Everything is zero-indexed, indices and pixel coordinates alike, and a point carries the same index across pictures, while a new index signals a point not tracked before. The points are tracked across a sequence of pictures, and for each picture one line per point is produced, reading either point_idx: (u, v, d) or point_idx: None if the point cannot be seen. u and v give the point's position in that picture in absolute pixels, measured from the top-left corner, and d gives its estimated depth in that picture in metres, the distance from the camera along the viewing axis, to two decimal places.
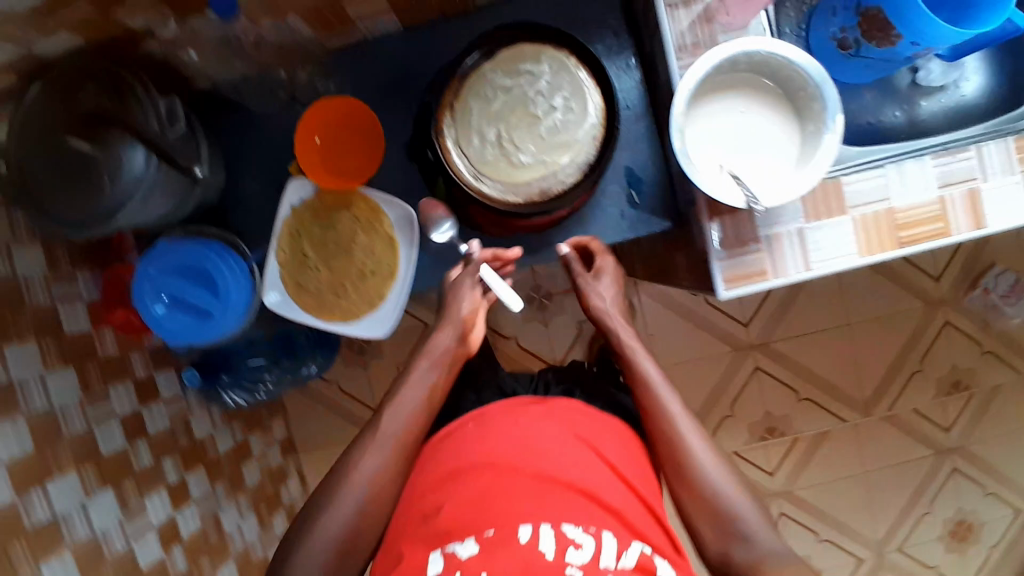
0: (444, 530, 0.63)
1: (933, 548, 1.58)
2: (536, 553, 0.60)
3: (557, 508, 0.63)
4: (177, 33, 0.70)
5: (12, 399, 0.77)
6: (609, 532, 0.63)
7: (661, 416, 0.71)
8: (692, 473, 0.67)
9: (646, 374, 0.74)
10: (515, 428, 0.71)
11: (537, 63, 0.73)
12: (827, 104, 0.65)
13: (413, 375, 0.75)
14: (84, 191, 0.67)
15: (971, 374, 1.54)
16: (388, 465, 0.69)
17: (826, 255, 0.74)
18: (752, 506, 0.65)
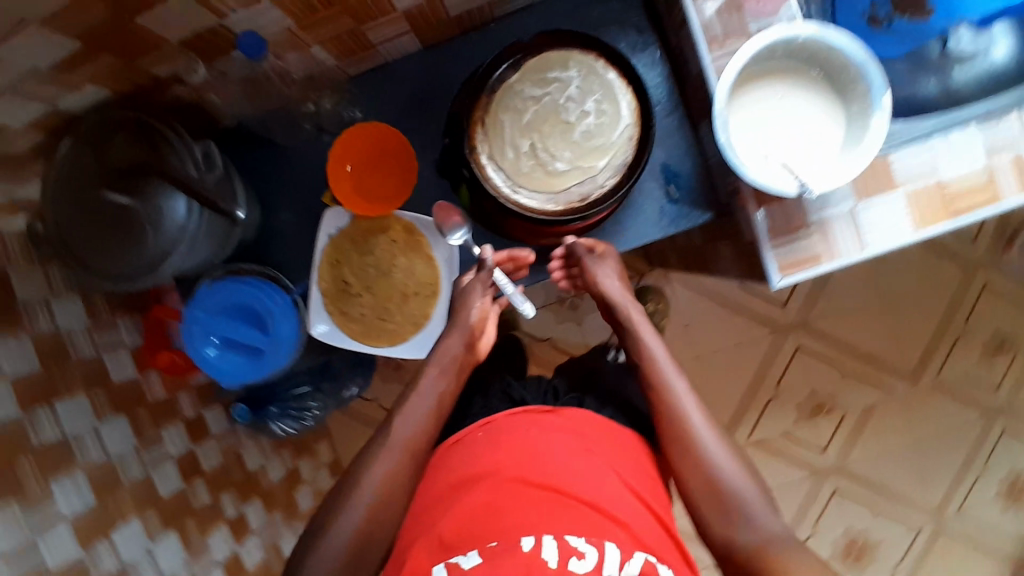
0: (449, 540, 0.63)
1: (990, 511, 1.54)
2: (539, 560, 0.61)
3: (560, 519, 0.64)
4: (203, 76, 0.71)
5: (69, 454, 0.77)
6: (613, 542, 0.63)
7: (671, 399, 0.73)
8: (700, 458, 0.70)
9: (658, 360, 0.76)
10: (526, 436, 0.71)
11: (565, 69, 0.72)
12: (872, 83, 0.64)
13: (422, 383, 0.75)
14: (129, 245, 0.68)
15: (1016, 332, 1.50)
16: (404, 465, 0.70)
17: (880, 234, 0.73)
18: (757, 490, 0.69)
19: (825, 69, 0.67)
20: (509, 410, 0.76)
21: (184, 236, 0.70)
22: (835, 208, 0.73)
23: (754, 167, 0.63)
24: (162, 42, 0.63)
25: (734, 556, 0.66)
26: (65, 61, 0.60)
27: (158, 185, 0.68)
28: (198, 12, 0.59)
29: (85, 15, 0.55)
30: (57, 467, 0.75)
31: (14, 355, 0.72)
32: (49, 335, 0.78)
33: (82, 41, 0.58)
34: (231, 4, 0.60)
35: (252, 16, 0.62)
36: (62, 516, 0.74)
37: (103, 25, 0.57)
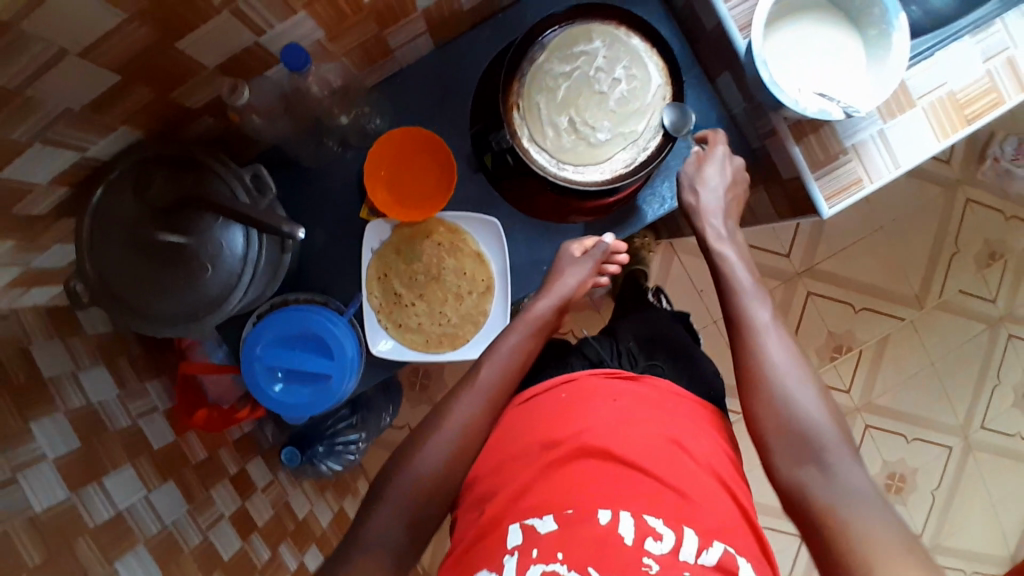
0: (527, 501, 0.60)
1: (1012, 417, 1.53)
2: (615, 537, 0.56)
3: (640, 496, 0.60)
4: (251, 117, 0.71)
5: (124, 527, 0.70)
6: (692, 528, 0.58)
7: (748, 328, 0.71)
8: (771, 388, 0.66)
9: (736, 287, 0.74)
10: (611, 407, 0.68)
11: (590, 41, 0.74)
12: (886, 6, 0.67)
13: (510, 340, 0.75)
14: (189, 285, 0.67)
15: (1003, 242, 1.50)
16: (479, 417, 0.68)
17: (909, 150, 0.77)
18: (836, 431, 0.63)
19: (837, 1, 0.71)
20: (599, 374, 0.72)
21: (247, 265, 0.68)
22: (867, 131, 0.76)
23: (804, 101, 0.68)
24: (199, 68, 0.62)
25: (803, 501, 0.61)
26: (98, 99, 0.58)
27: (211, 218, 0.67)
28: (239, 30, 0.59)
29: (126, 42, 0.54)
30: (117, 544, 0.68)
31: (51, 433, 0.66)
32: (81, 409, 0.71)
33: (123, 72, 0.57)
34: (270, 19, 0.60)
35: (287, 30, 0.63)
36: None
37: (142, 53, 0.56)
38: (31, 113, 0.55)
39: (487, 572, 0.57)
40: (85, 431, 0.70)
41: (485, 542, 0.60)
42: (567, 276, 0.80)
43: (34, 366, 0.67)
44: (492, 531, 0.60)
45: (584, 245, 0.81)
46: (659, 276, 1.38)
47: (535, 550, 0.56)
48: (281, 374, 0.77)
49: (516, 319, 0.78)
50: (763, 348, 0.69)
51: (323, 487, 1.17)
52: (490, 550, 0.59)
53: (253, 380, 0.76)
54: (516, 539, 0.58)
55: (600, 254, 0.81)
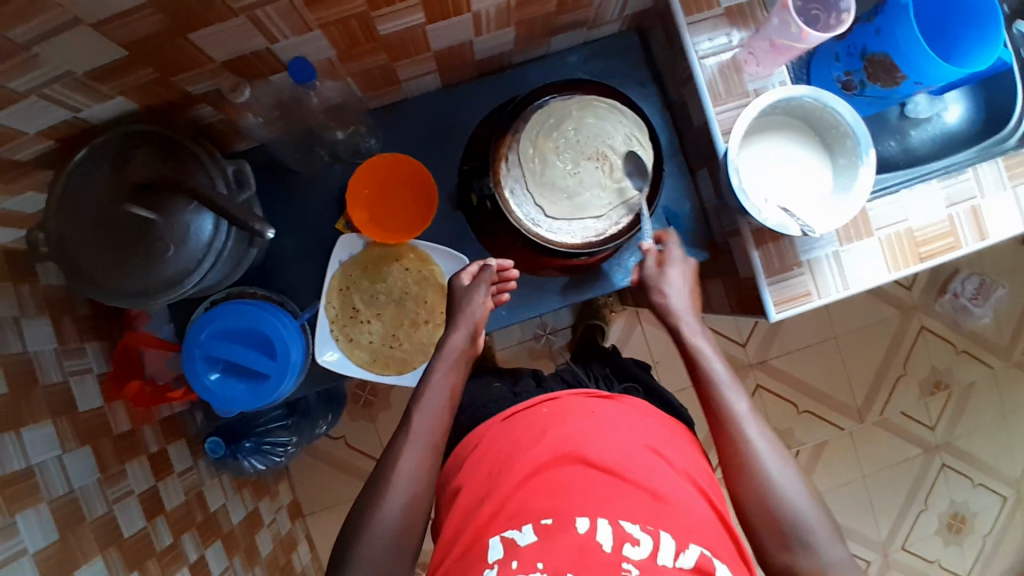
0: (506, 514, 0.62)
1: (932, 543, 1.57)
2: (593, 544, 0.58)
3: (616, 503, 0.61)
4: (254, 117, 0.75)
5: (29, 485, 0.68)
6: (669, 531, 0.59)
7: (727, 414, 0.72)
8: (755, 478, 0.67)
9: (711, 373, 0.74)
10: (588, 419, 0.69)
11: (584, 114, 0.80)
12: (859, 141, 0.74)
13: (433, 378, 0.74)
14: (148, 261, 0.68)
15: (949, 373, 1.56)
16: (426, 463, 0.69)
17: (859, 275, 0.81)
18: (818, 515, 0.65)
19: (814, 127, 0.77)
20: (579, 393, 0.73)
21: (209, 253, 0.69)
22: (821, 250, 0.81)
23: (766, 212, 0.73)
24: (207, 61, 0.65)
25: None
26: (102, 69, 0.60)
27: (184, 202, 0.68)
28: (252, 36, 0.62)
29: (142, 23, 0.56)
30: (21, 500, 0.66)
31: None
32: (16, 356, 0.71)
33: (131, 50, 0.59)
34: (285, 31, 0.63)
35: (299, 44, 0.67)
36: (23, 549, 0.64)
37: (155, 36, 0.58)
38: (33, 68, 0.56)
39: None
40: (14, 378, 0.70)
41: (466, 559, 0.61)
42: (472, 304, 0.79)
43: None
44: (475, 545, 0.62)
45: (477, 275, 0.79)
46: (619, 340, 1.41)
47: (517, 561, 0.58)
48: (220, 365, 0.77)
49: (436, 357, 0.77)
50: (746, 438, 0.70)
51: (243, 483, 1.14)
52: (472, 563, 0.60)
53: (190, 365, 0.77)
54: (497, 553, 0.59)
55: (490, 277, 0.80)
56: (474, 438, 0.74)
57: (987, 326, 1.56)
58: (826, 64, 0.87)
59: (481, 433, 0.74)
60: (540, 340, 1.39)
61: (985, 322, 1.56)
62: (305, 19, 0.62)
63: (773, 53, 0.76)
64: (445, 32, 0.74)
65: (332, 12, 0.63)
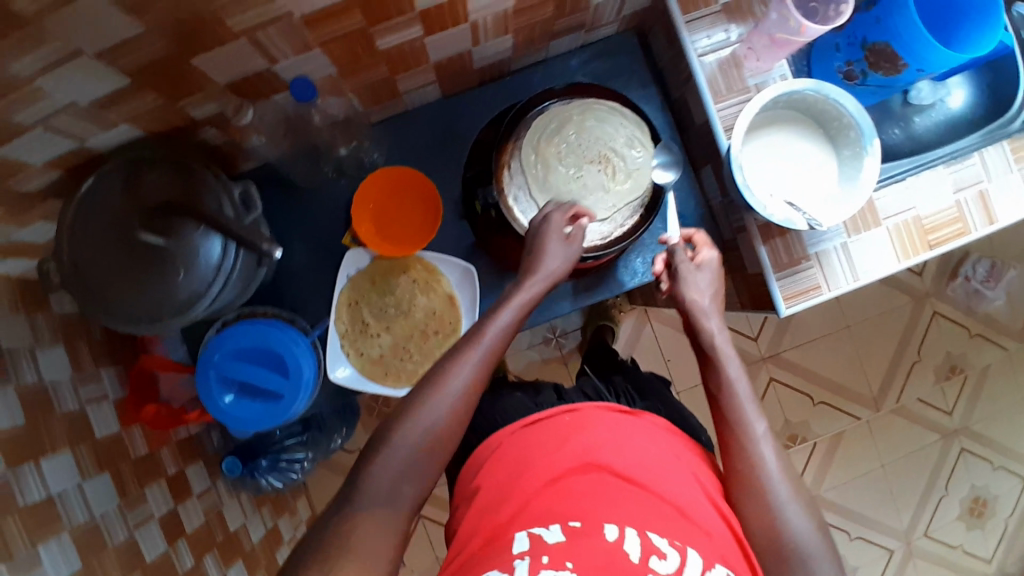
0: (529, 514, 0.61)
1: (955, 529, 1.55)
2: (621, 554, 0.56)
3: (644, 516, 0.60)
4: (253, 130, 0.75)
5: (51, 513, 0.69)
6: (697, 550, 0.58)
7: (742, 431, 0.68)
8: (764, 498, 0.64)
9: (728, 385, 0.70)
10: (613, 428, 0.70)
11: (585, 117, 0.79)
12: (862, 132, 0.73)
13: (493, 323, 0.65)
14: (160, 287, 0.68)
15: (964, 357, 1.54)
16: (441, 426, 0.60)
17: (869, 265, 0.81)
18: (822, 547, 0.61)
19: (817, 119, 0.77)
20: (602, 406, 0.73)
21: (219, 274, 0.70)
22: (829, 242, 0.80)
23: (771, 208, 0.73)
24: (209, 84, 0.65)
25: None
26: (105, 98, 0.61)
27: (192, 226, 0.69)
28: (253, 57, 0.63)
29: (144, 51, 0.56)
30: (43, 529, 0.67)
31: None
32: (33, 386, 0.71)
33: (134, 77, 0.60)
34: (286, 51, 0.64)
35: (300, 63, 0.67)
36: None
37: (157, 62, 0.59)
38: (37, 101, 0.56)
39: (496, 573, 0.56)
40: (31, 408, 0.70)
41: (485, 553, 0.60)
42: (552, 250, 0.70)
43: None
44: (498, 540, 0.60)
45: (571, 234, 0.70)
46: (629, 338, 1.41)
47: (546, 556, 0.56)
48: (234, 387, 0.77)
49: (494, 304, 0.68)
50: (758, 456, 0.66)
51: (261, 500, 1.15)
52: (493, 557, 0.58)
53: (204, 388, 0.77)
54: (523, 545, 0.58)
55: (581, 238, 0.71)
56: (494, 445, 0.72)
57: (1001, 309, 1.55)
58: (827, 57, 0.87)
59: (502, 441, 0.73)
60: (550, 343, 1.40)
61: (998, 304, 1.54)
62: (305, 38, 0.63)
63: (774, 48, 0.76)
64: (445, 43, 0.74)
65: (332, 31, 0.63)
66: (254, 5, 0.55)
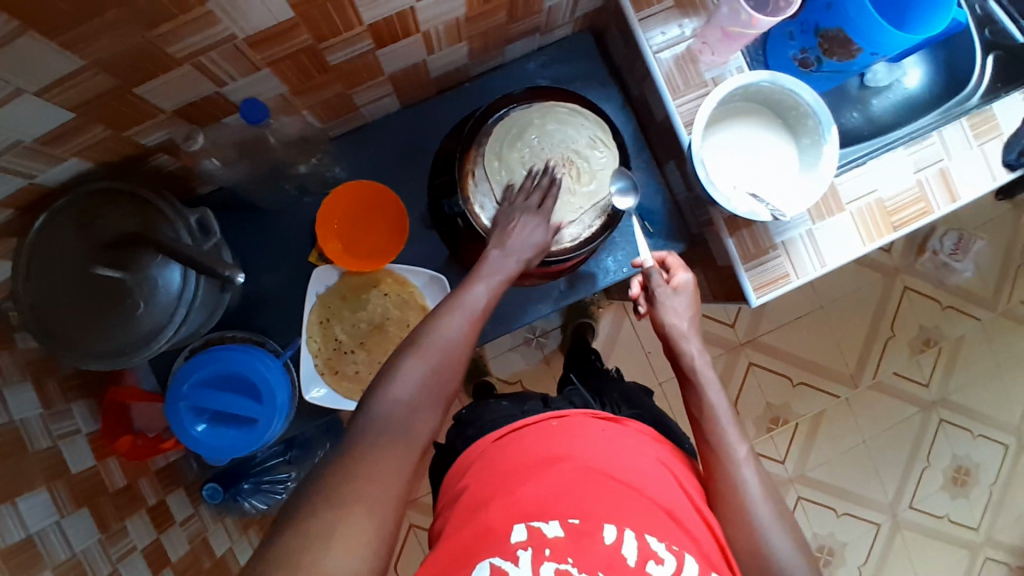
0: (525, 509, 0.60)
1: (939, 498, 1.58)
2: (619, 557, 0.57)
3: (641, 517, 0.60)
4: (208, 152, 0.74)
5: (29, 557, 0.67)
6: (692, 556, 0.59)
7: (724, 454, 0.68)
8: (747, 517, 0.64)
9: (710, 403, 0.71)
10: (604, 433, 0.70)
11: (544, 123, 0.80)
12: (819, 120, 0.74)
13: (475, 288, 0.63)
14: (120, 322, 0.67)
15: (937, 330, 1.57)
16: (427, 387, 0.56)
17: (834, 251, 0.82)
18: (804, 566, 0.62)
19: (774, 110, 0.78)
20: (589, 413, 0.73)
21: (180, 305, 0.68)
22: (795, 230, 0.81)
23: (735, 201, 0.73)
24: (158, 111, 0.64)
25: None
26: (52, 133, 0.59)
27: (151, 256, 0.68)
28: (200, 81, 0.61)
29: (87, 84, 0.55)
30: (26, 570, 0.65)
31: None
32: (5, 427, 0.70)
33: (78, 112, 0.58)
34: (234, 73, 0.63)
35: (249, 84, 0.66)
36: None
37: (102, 94, 0.57)
38: None
39: (498, 560, 0.57)
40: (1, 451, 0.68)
41: (475, 549, 0.59)
42: (527, 223, 0.71)
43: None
44: (490, 532, 0.59)
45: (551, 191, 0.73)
46: (609, 333, 1.41)
47: (547, 552, 0.56)
48: (206, 415, 0.76)
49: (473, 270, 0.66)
50: (741, 475, 0.66)
51: (249, 522, 1.14)
52: (490, 546, 0.58)
53: (175, 419, 0.75)
54: (521, 537, 0.58)
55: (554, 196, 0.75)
56: (473, 456, 0.72)
57: (969, 280, 1.58)
58: (781, 45, 0.87)
59: (485, 449, 0.72)
60: (530, 344, 1.40)
61: (966, 276, 1.58)
62: (252, 59, 0.61)
63: (725, 41, 0.76)
64: (399, 55, 0.73)
65: (279, 50, 0.62)
66: (194, 32, 0.54)
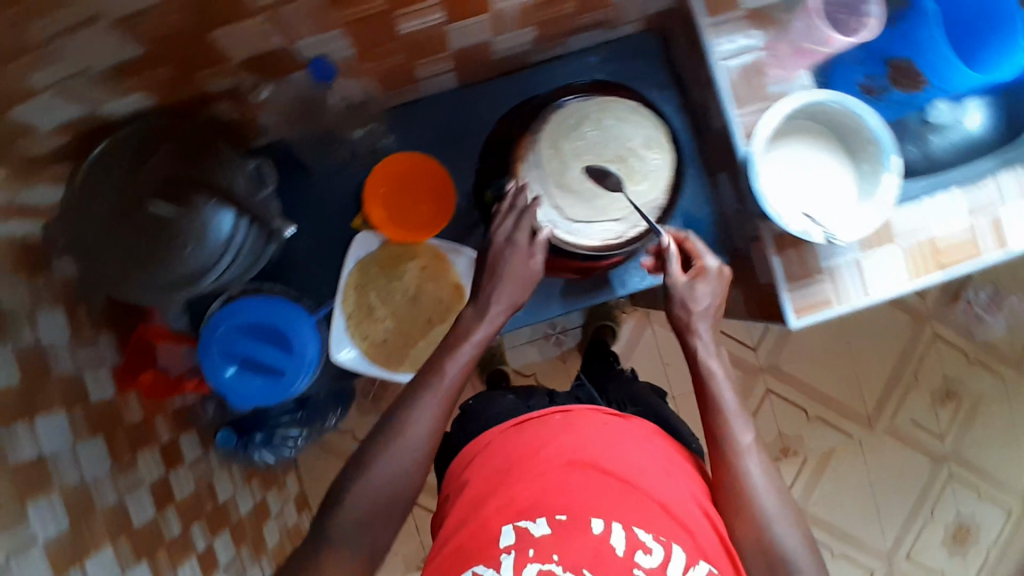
0: (517, 505, 0.62)
1: (938, 553, 1.55)
2: (607, 548, 0.58)
3: (631, 509, 0.61)
4: (266, 103, 0.75)
5: (41, 476, 0.68)
6: (680, 545, 0.60)
7: (729, 445, 0.68)
8: (753, 511, 0.64)
9: (718, 400, 0.70)
10: (601, 428, 0.70)
11: (602, 118, 0.79)
12: (881, 147, 0.73)
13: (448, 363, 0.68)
14: (166, 260, 0.66)
15: (960, 382, 1.54)
16: (400, 474, 0.65)
17: (881, 283, 0.80)
18: (808, 558, 0.63)
19: (838, 134, 0.77)
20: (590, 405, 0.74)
21: (230, 249, 0.68)
22: (843, 258, 0.80)
23: (788, 217, 0.72)
24: (228, 59, 0.64)
25: None
26: (124, 65, 0.60)
27: (204, 199, 0.67)
28: (271, 34, 0.62)
29: (164, 21, 0.55)
30: (33, 488, 0.66)
31: None
32: (33, 347, 0.71)
33: (150, 47, 0.59)
34: (307, 30, 0.63)
35: (320, 43, 0.66)
36: (32, 542, 0.64)
37: (176, 34, 0.58)
38: (54, 61, 0.55)
39: (482, 568, 0.59)
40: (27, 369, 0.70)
41: (472, 547, 0.61)
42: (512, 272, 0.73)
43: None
44: (483, 531, 0.61)
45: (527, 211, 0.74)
46: (629, 341, 1.41)
47: (532, 552, 0.58)
48: (237, 360, 0.77)
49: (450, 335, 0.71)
50: (748, 467, 0.66)
51: (251, 475, 1.15)
52: (478, 551, 0.60)
53: (207, 360, 0.76)
54: (509, 539, 0.59)
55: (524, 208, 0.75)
56: (477, 444, 0.73)
57: (999, 336, 1.55)
58: (846, 71, 0.87)
59: (490, 437, 0.73)
60: (549, 341, 1.40)
61: (997, 332, 1.55)
62: (328, 16, 0.62)
63: (796, 57, 0.77)
64: (466, 32, 0.73)
65: (354, 12, 0.62)
66: None
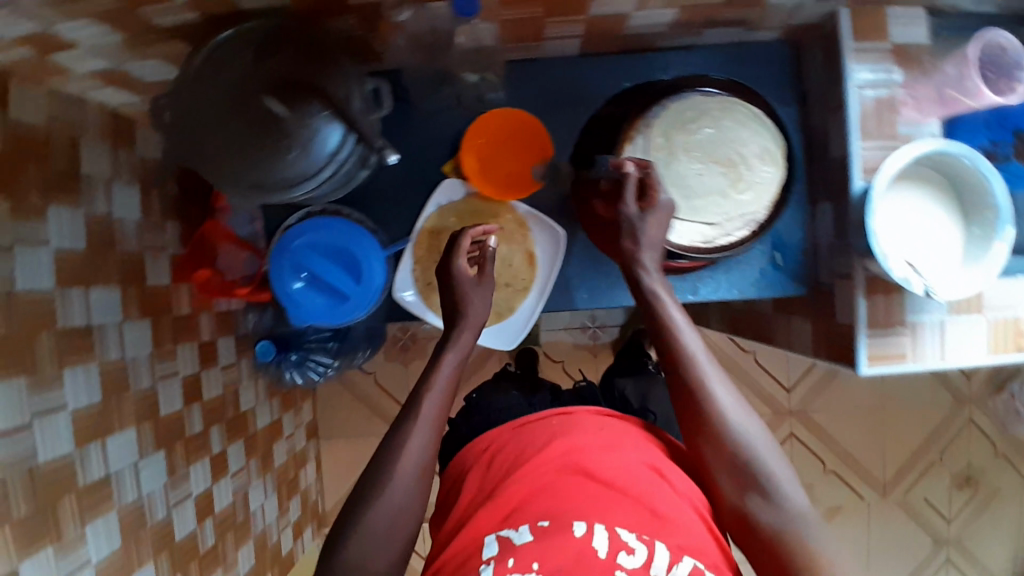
0: (502, 513, 0.64)
1: None
2: (589, 549, 0.58)
3: (614, 512, 0.62)
4: (390, 29, 0.74)
5: (89, 344, 0.69)
6: (665, 544, 0.60)
7: (687, 367, 0.67)
8: (721, 429, 0.64)
9: (672, 327, 0.69)
10: (598, 433, 0.71)
11: (722, 117, 0.76)
12: (1000, 213, 0.71)
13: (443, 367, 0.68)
14: (270, 157, 0.66)
15: (982, 472, 1.51)
16: (414, 496, 0.62)
17: (958, 350, 0.78)
18: (774, 461, 0.63)
19: (958, 189, 0.74)
20: (594, 410, 0.76)
21: (331, 164, 0.68)
22: (929, 315, 0.78)
23: (894, 261, 0.70)
24: None
25: (754, 530, 0.62)
26: None
27: (317, 108, 0.66)
28: None
29: None
30: (76, 355, 0.67)
31: (63, 224, 0.67)
32: (101, 218, 0.73)
33: None
34: None
35: None
36: (64, 405, 0.65)
37: None
38: None
39: None
40: (94, 237, 0.71)
41: (464, 552, 0.63)
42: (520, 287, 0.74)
43: (76, 159, 0.70)
44: (472, 538, 0.63)
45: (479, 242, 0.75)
46: None
47: (512, 557, 0.59)
48: (305, 275, 0.77)
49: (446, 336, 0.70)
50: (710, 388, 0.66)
51: (275, 392, 1.16)
52: (468, 559, 0.62)
53: (275, 270, 0.77)
54: (492, 550, 0.61)
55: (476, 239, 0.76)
56: (480, 446, 0.77)
57: None
58: (970, 132, 0.81)
59: (492, 438, 0.77)
60: (587, 332, 1.39)
61: None
62: None
63: (935, 103, 0.75)
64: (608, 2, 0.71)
65: None
66: None
